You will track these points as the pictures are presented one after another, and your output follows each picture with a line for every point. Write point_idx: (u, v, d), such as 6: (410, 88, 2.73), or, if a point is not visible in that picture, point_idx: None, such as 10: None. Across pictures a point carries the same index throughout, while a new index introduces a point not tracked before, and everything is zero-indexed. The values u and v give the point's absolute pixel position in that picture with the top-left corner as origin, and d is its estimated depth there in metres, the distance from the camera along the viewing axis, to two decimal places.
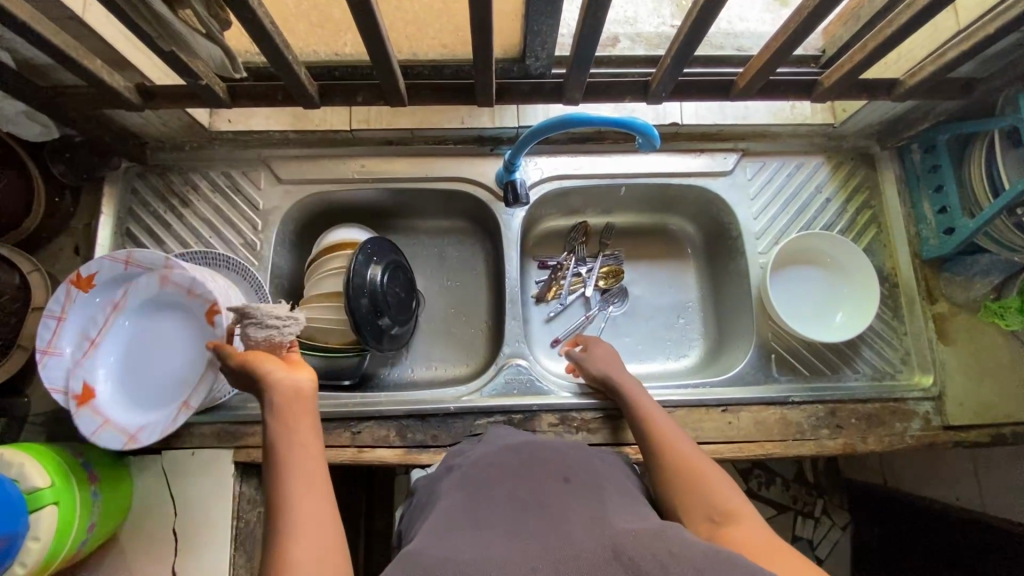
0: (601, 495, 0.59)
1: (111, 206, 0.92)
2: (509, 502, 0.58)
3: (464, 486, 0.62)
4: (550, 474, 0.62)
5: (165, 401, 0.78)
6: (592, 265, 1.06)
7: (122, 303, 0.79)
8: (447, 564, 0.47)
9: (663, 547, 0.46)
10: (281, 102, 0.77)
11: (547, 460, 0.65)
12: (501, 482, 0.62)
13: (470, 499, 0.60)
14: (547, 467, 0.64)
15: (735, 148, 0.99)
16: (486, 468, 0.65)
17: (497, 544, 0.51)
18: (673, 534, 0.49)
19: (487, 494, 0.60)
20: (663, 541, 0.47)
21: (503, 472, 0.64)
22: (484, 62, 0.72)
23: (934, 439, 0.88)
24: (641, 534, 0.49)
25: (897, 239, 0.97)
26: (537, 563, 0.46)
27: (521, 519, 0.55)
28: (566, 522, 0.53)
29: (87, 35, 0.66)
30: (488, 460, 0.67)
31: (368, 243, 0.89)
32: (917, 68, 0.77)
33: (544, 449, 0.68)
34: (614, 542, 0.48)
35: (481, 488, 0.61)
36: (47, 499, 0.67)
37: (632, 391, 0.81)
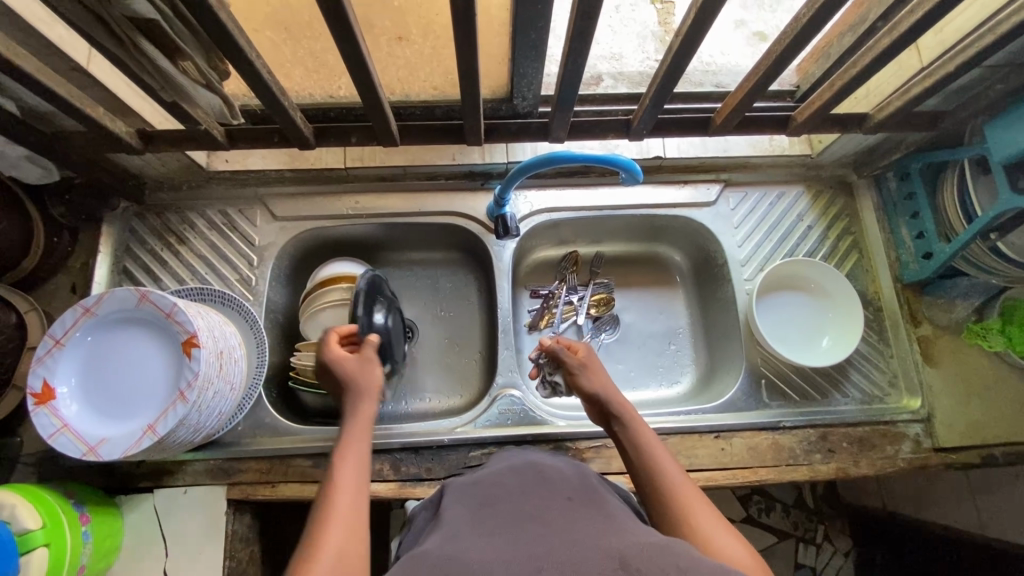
0: (606, 512, 0.59)
1: (108, 245, 0.93)
2: (510, 514, 0.58)
3: (469, 500, 0.63)
4: (553, 492, 0.62)
5: (118, 434, 0.73)
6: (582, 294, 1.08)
7: (95, 308, 0.76)
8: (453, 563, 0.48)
9: (671, 561, 0.45)
10: (277, 143, 0.79)
11: (551, 482, 0.65)
12: (507, 499, 0.62)
13: (473, 512, 0.60)
14: (551, 489, 0.63)
15: (717, 179, 1.02)
16: (485, 487, 0.65)
17: (502, 550, 0.51)
18: (681, 549, 0.48)
19: (487, 508, 0.60)
20: (670, 553, 0.47)
21: (506, 491, 0.64)
22: (473, 103, 0.75)
23: (925, 461, 0.89)
24: (650, 547, 0.48)
25: (879, 264, 0.99)
26: (542, 565, 0.47)
27: (526, 527, 0.55)
28: (571, 527, 0.54)
29: (91, 85, 0.69)
30: (489, 483, 0.67)
31: (370, 281, 0.88)
32: (884, 103, 0.81)
33: (546, 471, 0.68)
34: (621, 553, 0.48)
35: (485, 505, 0.61)
36: (38, 541, 0.67)
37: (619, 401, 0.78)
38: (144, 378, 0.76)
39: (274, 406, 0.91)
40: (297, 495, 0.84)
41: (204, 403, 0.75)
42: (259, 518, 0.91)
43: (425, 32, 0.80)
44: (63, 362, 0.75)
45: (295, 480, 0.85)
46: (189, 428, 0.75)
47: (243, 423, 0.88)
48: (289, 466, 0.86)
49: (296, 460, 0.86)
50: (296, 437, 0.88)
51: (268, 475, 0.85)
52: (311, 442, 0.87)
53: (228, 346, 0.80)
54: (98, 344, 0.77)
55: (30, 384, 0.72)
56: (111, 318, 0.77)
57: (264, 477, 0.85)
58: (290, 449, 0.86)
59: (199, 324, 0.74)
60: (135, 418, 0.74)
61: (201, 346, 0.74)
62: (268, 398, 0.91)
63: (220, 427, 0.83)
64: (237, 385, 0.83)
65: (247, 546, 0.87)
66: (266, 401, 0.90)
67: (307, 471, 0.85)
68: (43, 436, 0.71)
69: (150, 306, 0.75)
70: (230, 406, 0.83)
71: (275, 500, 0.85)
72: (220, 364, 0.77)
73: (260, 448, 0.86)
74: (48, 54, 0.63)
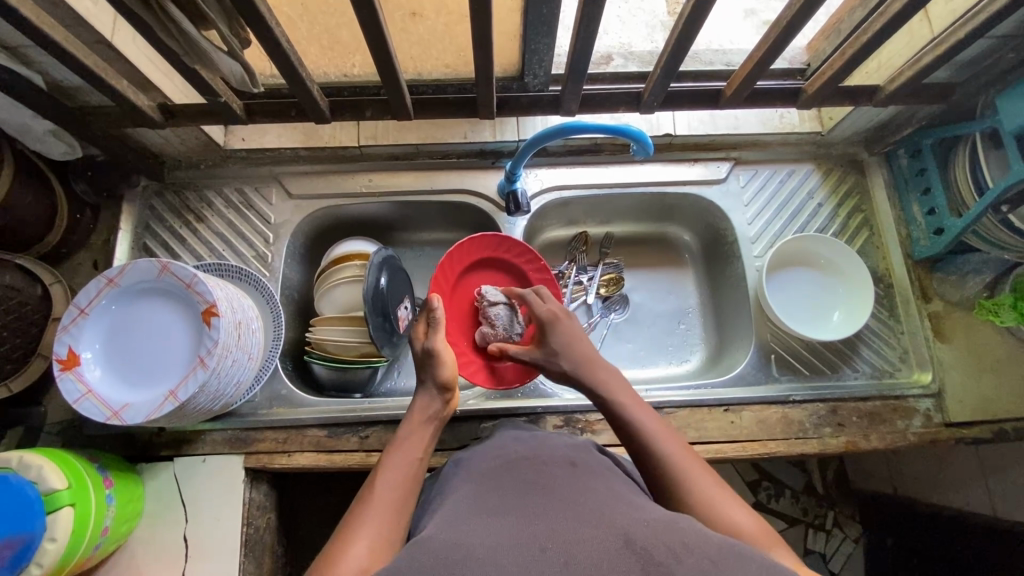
0: (608, 481, 0.60)
1: (128, 222, 0.96)
2: (510, 484, 0.59)
3: (471, 473, 0.64)
4: (557, 458, 0.64)
5: (139, 401, 0.75)
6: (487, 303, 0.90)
7: (117, 279, 0.77)
8: (458, 550, 0.46)
9: (674, 539, 0.46)
10: (294, 118, 0.81)
11: (554, 451, 0.67)
12: (513, 469, 0.63)
13: (479, 484, 0.61)
14: (554, 455, 0.65)
15: (727, 157, 1.03)
16: (492, 459, 0.66)
17: (504, 523, 0.51)
18: (686, 526, 0.49)
19: (489, 479, 0.61)
20: (673, 532, 0.47)
21: (510, 462, 0.65)
22: (486, 76, 0.76)
23: (936, 435, 0.89)
24: (654, 525, 0.48)
25: (890, 241, 0.99)
26: (546, 545, 0.46)
27: (530, 497, 0.55)
28: (576, 496, 0.55)
29: (115, 57, 0.71)
30: (491, 452, 0.68)
31: (383, 256, 0.94)
32: (895, 75, 0.81)
33: (551, 442, 0.69)
34: (626, 530, 0.47)
35: (487, 478, 0.62)
36: (63, 501, 0.69)
37: (610, 382, 0.72)
38: (165, 347, 0.78)
39: (290, 379, 0.93)
40: (313, 464, 0.86)
41: (223, 371, 0.77)
42: (275, 488, 0.93)
43: (439, 8, 0.79)
44: (89, 331, 0.77)
45: (310, 449, 0.87)
46: (208, 395, 0.77)
47: (260, 394, 0.90)
48: (304, 436, 0.87)
49: (312, 429, 0.88)
50: (311, 408, 0.90)
51: (285, 444, 0.87)
52: (326, 413, 0.89)
53: (246, 316, 0.82)
54: (122, 314, 0.79)
55: (56, 349, 0.74)
56: (134, 288, 0.79)
57: (280, 446, 0.87)
58: (305, 419, 0.88)
59: (218, 295, 0.76)
60: (155, 386, 0.76)
61: (220, 316, 0.75)
62: (284, 370, 0.94)
63: (238, 396, 0.85)
64: (254, 355, 0.85)
65: (264, 514, 0.88)
66: (282, 373, 0.92)
67: (322, 440, 0.87)
68: (69, 401, 0.73)
69: (171, 278, 0.77)
70: (248, 376, 0.85)
71: (291, 469, 0.87)
72: (238, 334, 0.79)
73: (277, 418, 0.88)
74: (75, 24, 0.65)
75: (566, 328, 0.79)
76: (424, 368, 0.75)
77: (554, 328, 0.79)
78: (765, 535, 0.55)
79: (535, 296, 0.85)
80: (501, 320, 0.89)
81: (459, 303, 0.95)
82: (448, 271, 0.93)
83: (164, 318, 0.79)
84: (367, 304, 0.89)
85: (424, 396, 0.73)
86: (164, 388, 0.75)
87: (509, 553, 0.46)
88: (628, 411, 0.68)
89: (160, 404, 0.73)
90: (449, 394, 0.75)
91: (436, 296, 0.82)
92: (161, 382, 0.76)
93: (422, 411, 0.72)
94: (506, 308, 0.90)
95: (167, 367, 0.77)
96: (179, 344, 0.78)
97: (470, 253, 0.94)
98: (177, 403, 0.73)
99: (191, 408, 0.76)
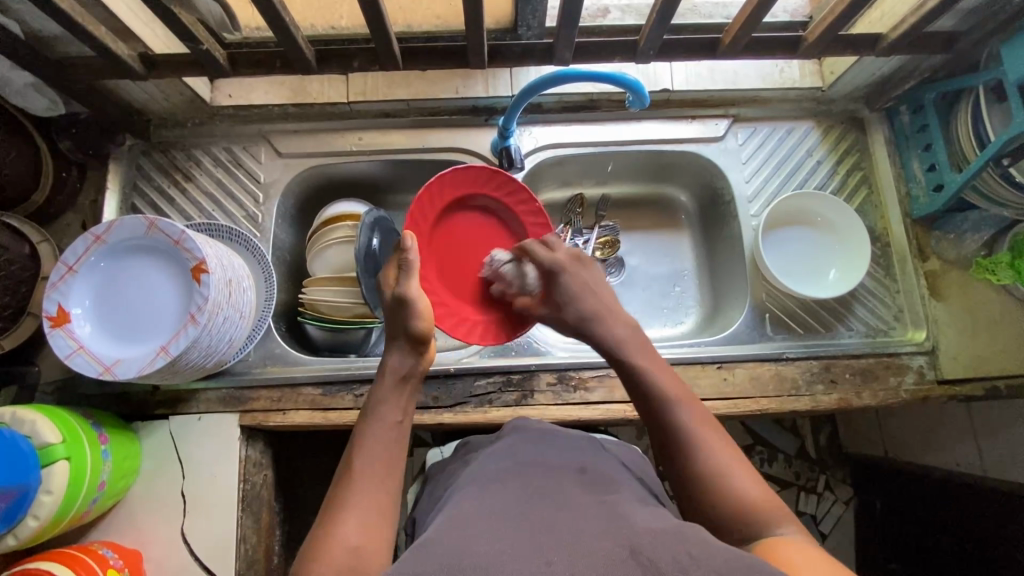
0: (614, 493, 0.61)
1: (115, 182, 0.94)
2: (518, 492, 0.59)
3: (480, 477, 0.65)
4: (564, 472, 0.64)
5: (131, 356, 0.74)
6: (495, 262, 0.87)
7: (105, 235, 0.76)
8: (464, 556, 0.46)
9: (682, 549, 0.46)
10: (280, 69, 0.79)
11: (559, 461, 0.67)
12: (519, 478, 0.63)
13: (484, 489, 0.61)
14: (560, 466, 0.66)
15: (725, 114, 1.00)
16: (498, 467, 0.67)
17: (509, 532, 0.51)
18: (692, 533, 0.49)
19: (499, 485, 0.61)
20: (680, 541, 0.47)
21: (518, 470, 0.65)
22: (477, 23, 0.73)
23: (929, 392, 0.89)
24: (660, 533, 0.49)
25: (889, 200, 0.98)
26: (551, 556, 0.47)
27: (533, 506, 0.56)
28: (579, 510, 0.55)
29: (91, 2, 0.69)
30: (502, 459, 0.68)
31: (375, 217, 0.94)
32: (899, 22, 0.79)
33: (557, 453, 0.70)
34: (631, 541, 0.48)
35: (497, 482, 0.62)
36: (59, 454, 0.69)
37: (629, 342, 0.71)
38: (153, 305, 0.78)
39: (284, 339, 0.93)
40: (308, 422, 0.87)
41: (215, 328, 0.77)
42: (271, 446, 0.94)
43: None
44: (78, 287, 0.76)
45: (305, 407, 0.87)
46: (200, 351, 0.76)
47: (253, 353, 0.90)
48: (299, 394, 0.88)
49: (306, 388, 0.88)
50: (305, 367, 0.90)
51: (279, 402, 0.87)
52: (321, 371, 0.89)
53: (237, 275, 0.82)
54: (111, 270, 0.78)
55: (46, 304, 0.74)
56: (122, 245, 0.78)
57: (275, 404, 0.87)
58: (300, 378, 0.88)
59: (207, 252, 0.75)
60: (146, 342, 0.76)
61: (210, 272, 0.75)
62: (277, 330, 0.93)
63: (231, 355, 0.85)
64: (247, 314, 0.85)
65: (261, 471, 0.89)
66: (275, 333, 0.92)
67: (317, 399, 0.88)
68: (60, 356, 0.73)
69: (160, 235, 0.76)
70: (241, 335, 0.84)
71: (286, 427, 0.87)
72: (229, 292, 0.79)
73: (271, 377, 0.88)
74: None
75: (578, 279, 0.79)
76: (395, 319, 0.73)
77: (559, 279, 0.79)
78: (777, 512, 0.55)
79: (541, 245, 0.84)
80: (513, 275, 0.86)
81: (438, 245, 0.90)
82: (428, 209, 0.87)
83: (150, 277, 0.78)
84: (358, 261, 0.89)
85: (396, 352, 0.71)
86: (155, 345, 0.75)
87: (514, 561, 0.46)
88: (649, 372, 0.67)
89: (151, 360, 0.73)
90: (422, 347, 0.72)
91: (412, 234, 0.78)
92: (151, 339, 0.76)
93: (396, 371, 0.70)
94: (513, 261, 0.87)
95: (157, 324, 0.77)
96: (166, 304, 0.78)
97: (448, 191, 0.88)
98: (169, 358, 0.73)
99: (183, 363, 0.76)
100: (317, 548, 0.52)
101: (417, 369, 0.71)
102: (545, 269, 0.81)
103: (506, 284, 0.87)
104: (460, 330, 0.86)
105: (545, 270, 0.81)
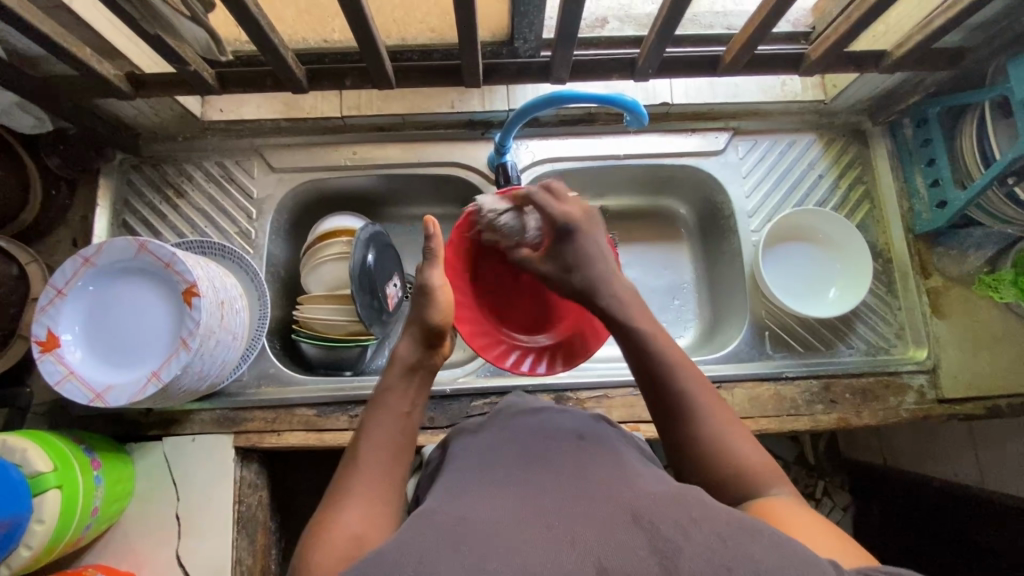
0: (617, 454, 0.58)
1: (106, 198, 0.93)
2: (517, 459, 0.57)
3: (475, 449, 0.62)
4: (564, 433, 0.62)
5: (122, 382, 0.73)
6: (490, 210, 0.79)
7: (94, 258, 0.75)
8: (458, 528, 0.45)
9: (683, 513, 0.44)
10: (270, 88, 0.77)
11: (562, 425, 0.64)
12: (519, 445, 0.60)
13: (480, 460, 0.59)
14: (561, 429, 0.63)
15: (725, 127, 0.99)
16: (499, 436, 0.64)
17: (506, 500, 0.49)
18: (695, 500, 0.47)
19: (498, 455, 0.59)
20: (681, 506, 0.45)
21: (518, 436, 0.62)
22: (471, 41, 0.71)
23: (929, 412, 0.89)
24: (663, 498, 0.47)
25: (890, 215, 0.96)
26: (552, 519, 0.45)
27: (530, 471, 0.54)
28: (583, 472, 0.53)
29: (75, 23, 0.67)
30: (495, 431, 0.66)
31: (370, 231, 0.93)
32: (904, 39, 0.77)
33: (559, 416, 0.67)
34: (633, 506, 0.46)
35: (490, 455, 0.60)
36: (50, 483, 0.69)
37: (635, 317, 0.66)
38: (148, 325, 0.77)
39: (278, 358, 0.92)
40: (303, 443, 0.86)
41: (207, 352, 0.76)
42: (267, 465, 0.93)
43: None
44: (71, 308, 0.75)
45: (300, 428, 0.86)
46: (193, 375, 0.75)
47: (248, 373, 0.89)
48: (293, 415, 0.87)
49: (301, 409, 0.87)
50: (300, 387, 0.89)
51: (274, 424, 0.86)
52: (315, 393, 0.88)
53: (229, 296, 0.81)
54: (104, 291, 0.77)
55: (34, 328, 0.73)
56: (115, 266, 0.76)
57: (270, 425, 0.86)
58: (294, 398, 0.87)
59: (199, 274, 0.74)
60: (139, 366, 0.75)
61: (202, 296, 0.73)
62: (271, 349, 0.92)
63: (225, 376, 0.84)
64: (240, 335, 0.83)
65: (256, 491, 0.89)
66: (270, 352, 0.91)
67: (312, 420, 0.87)
68: (51, 383, 0.72)
69: (150, 257, 0.75)
70: (235, 356, 0.83)
71: (281, 448, 0.87)
72: (221, 314, 0.78)
73: (265, 397, 0.87)
74: None
75: (595, 244, 0.75)
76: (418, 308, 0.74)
77: (574, 239, 0.74)
78: (772, 476, 0.55)
79: (547, 193, 0.77)
80: (509, 228, 0.79)
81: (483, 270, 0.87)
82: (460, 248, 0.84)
83: (147, 297, 0.77)
84: (355, 274, 0.88)
85: (409, 341, 0.70)
86: (149, 368, 0.74)
87: (510, 530, 0.44)
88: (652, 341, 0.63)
89: (144, 386, 0.72)
90: (438, 344, 0.71)
91: (435, 221, 0.78)
92: (145, 362, 0.75)
93: (405, 360, 0.69)
94: (513, 211, 0.79)
95: (151, 346, 0.76)
96: (161, 326, 0.77)
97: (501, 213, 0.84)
98: (161, 384, 0.72)
99: (176, 388, 0.75)
100: (319, 530, 0.51)
101: (428, 361, 0.70)
102: (553, 222, 0.75)
103: (506, 236, 0.80)
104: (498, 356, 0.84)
105: (554, 225, 0.76)
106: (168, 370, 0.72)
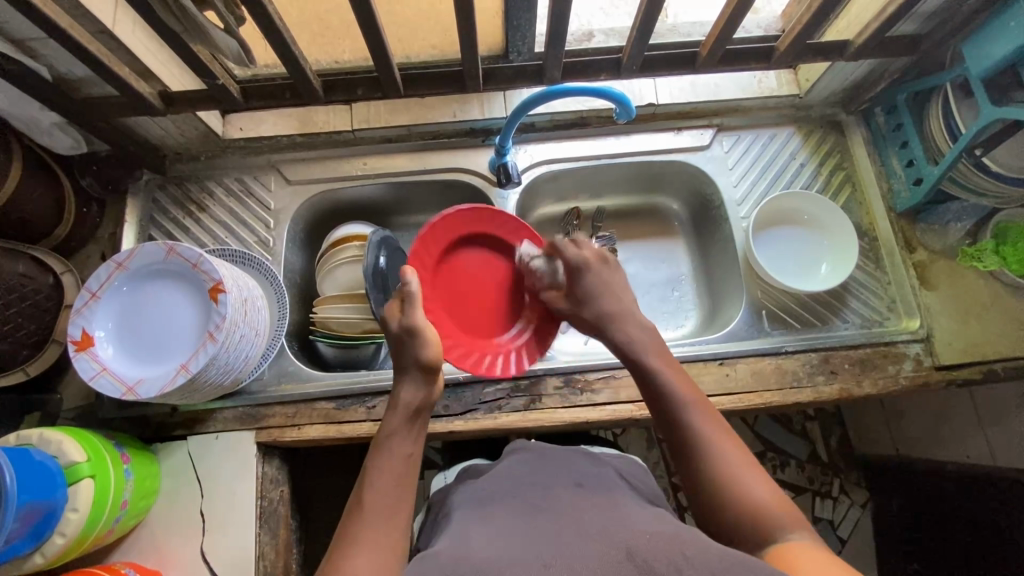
0: (616, 499, 0.62)
1: (132, 215, 0.99)
2: (521, 505, 0.61)
3: (475, 497, 0.66)
4: (563, 484, 0.65)
5: (151, 376, 0.77)
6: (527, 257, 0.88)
7: (127, 263, 0.80)
8: (463, 565, 0.49)
9: (676, 552, 0.47)
10: (289, 100, 0.86)
11: (563, 475, 0.68)
12: (516, 495, 0.64)
13: (483, 505, 0.63)
14: (559, 479, 0.66)
15: (710, 124, 1.06)
16: (499, 482, 0.68)
17: (511, 542, 0.52)
18: (688, 539, 0.50)
19: (499, 502, 0.63)
20: (676, 545, 0.48)
21: (519, 484, 0.67)
22: (471, 50, 0.79)
23: (927, 378, 0.91)
24: (657, 539, 0.50)
25: (871, 195, 1.02)
26: (549, 561, 0.48)
27: (531, 518, 0.57)
28: (582, 519, 0.55)
29: (116, 47, 0.75)
30: (499, 476, 0.70)
31: (378, 234, 0.96)
32: (863, 28, 0.85)
33: (555, 469, 0.70)
34: (628, 545, 0.49)
35: (490, 501, 0.64)
36: (84, 473, 0.71)
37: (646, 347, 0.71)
38: (172, 329, 0.81)
39: (297, 357, 0.96)
40: (322, 436, 0.89)
41: (232, 345, 0.80)
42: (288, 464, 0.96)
43: None
44: (102, 310, 0.80)
45: (319, 421, 0.89)
46: (219, 367, 0.79)
47: (269, 372, 0.93)
48: (313, 409, 0.90)
49: (321, 403, 0.90)
50: (320, 382, 0.93)
51: (294, 418, 0.89)
52: (332, 386, 0.91)
53: (251, 294, 0.85)
54: (134, 294, 0.82)
55: (69, 327, 0.78)
56: (143, 271, 0.82)
57: (291, 420, 0.89)
58: (313, 393, 0.91)
59: (224, 273, 0.78)
60: (166, 364, 0.79)
61: (227, 292, 0.78)
62: (290, 349, 0.97)
63: (247, 373, 0.88)
64: (261, 332, 0.88)
65: (278, 487, 0.90)
66: (289, 351, 0.95)
67: (331, 413, 0.90)
68: (85, 379, 0.76)
69: (178, 260, 0.80)
70: (256, 352, 0.87)
71: (301, 442, 0.89)
72: (244, 310, 0.82)
73: (286, 393, 0.91)
74: (80, 15, 0.68)
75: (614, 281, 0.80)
76: (402, 349, 0.72)
77: (586, 280, 0.79)
78: (788, 516, 0.56)
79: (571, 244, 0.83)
80: (541, 271, 0.87)
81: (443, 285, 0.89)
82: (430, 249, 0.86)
83: (171, 302, 0.82)
84: (369, 281, 0.92)
85: (409, 384, 0.71)
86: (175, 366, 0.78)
87: (513, 567, 0.47)
88: (663, 377, 0.68)
89: (171, 380, 0.76)
90: (434, 377, 0.72)
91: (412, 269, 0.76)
92: (170, 363, 0.79)
93: (410, 404, 0.69)
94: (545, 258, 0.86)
95: (177, 345, 0.80)
96: (184, 329, 0.81)
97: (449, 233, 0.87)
98: (189, 374, 0.75)
99: (201, 381, 0.79)
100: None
101: (429, 403, 0.71)
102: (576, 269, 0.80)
103: (537, 280, 0.87)
104: (471, 364, 0.86)
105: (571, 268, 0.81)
106: (195, 361, 0.76)
